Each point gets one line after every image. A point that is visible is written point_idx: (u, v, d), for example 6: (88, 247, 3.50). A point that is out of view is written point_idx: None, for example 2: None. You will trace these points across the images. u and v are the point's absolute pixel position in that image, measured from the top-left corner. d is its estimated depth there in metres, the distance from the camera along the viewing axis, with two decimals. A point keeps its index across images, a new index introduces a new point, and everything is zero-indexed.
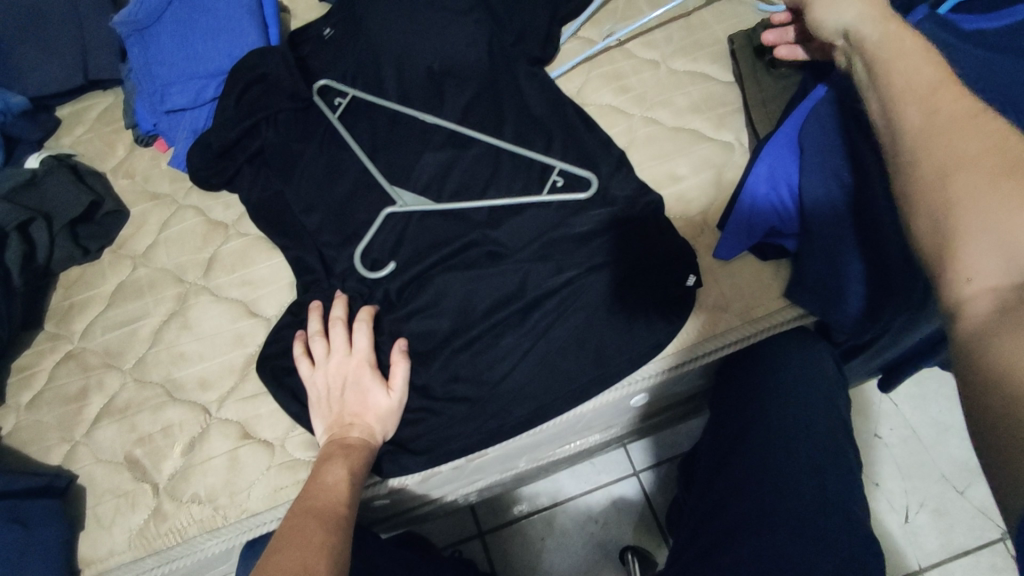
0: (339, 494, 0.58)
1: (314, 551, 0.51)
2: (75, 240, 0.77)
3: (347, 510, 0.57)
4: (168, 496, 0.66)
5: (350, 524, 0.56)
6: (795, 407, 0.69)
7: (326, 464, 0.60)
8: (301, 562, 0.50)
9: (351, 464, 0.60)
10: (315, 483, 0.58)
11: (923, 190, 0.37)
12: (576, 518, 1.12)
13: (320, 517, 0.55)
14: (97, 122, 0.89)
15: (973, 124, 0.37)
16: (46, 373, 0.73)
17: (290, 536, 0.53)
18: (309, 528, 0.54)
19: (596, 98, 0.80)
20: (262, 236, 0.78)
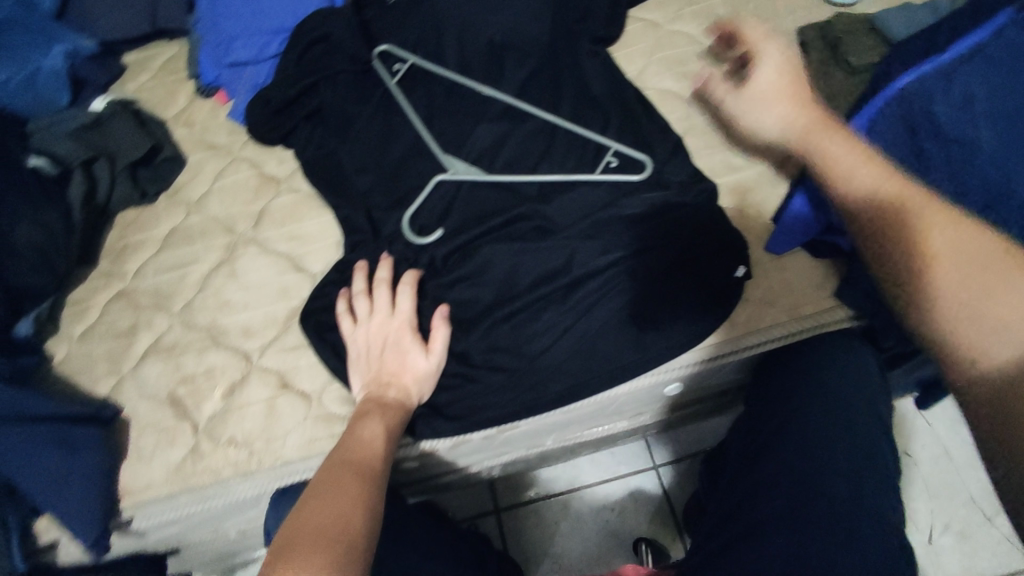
0: (375, 450, 0.59)
1: (350, 501, 0.53)
2: (134, 182, 0.80)
3: (383, 466, 0.58)
4: (206, 437, 0.68)
5: (385, 480, 0.57)
6: (835, 409, 0.69)
7: (363, 420, 0.61)
8: (338, 512, 0.51)
9: (387, 421, 0.61)
10: (352, 438, 0.59)
11: (917, 282, 0.47)
12: (591, 505, 1.12)
13: (357, 471, 0.56)
14: (161, 71, 0.91)
15: (937, 219, 0.47)
16: (98, 308, 0.76)
17: (328, 487, 0.54)
18: (347, 480, 0.55)
19: (655, 82, 0.79)
20: (314, 193, 0.79)
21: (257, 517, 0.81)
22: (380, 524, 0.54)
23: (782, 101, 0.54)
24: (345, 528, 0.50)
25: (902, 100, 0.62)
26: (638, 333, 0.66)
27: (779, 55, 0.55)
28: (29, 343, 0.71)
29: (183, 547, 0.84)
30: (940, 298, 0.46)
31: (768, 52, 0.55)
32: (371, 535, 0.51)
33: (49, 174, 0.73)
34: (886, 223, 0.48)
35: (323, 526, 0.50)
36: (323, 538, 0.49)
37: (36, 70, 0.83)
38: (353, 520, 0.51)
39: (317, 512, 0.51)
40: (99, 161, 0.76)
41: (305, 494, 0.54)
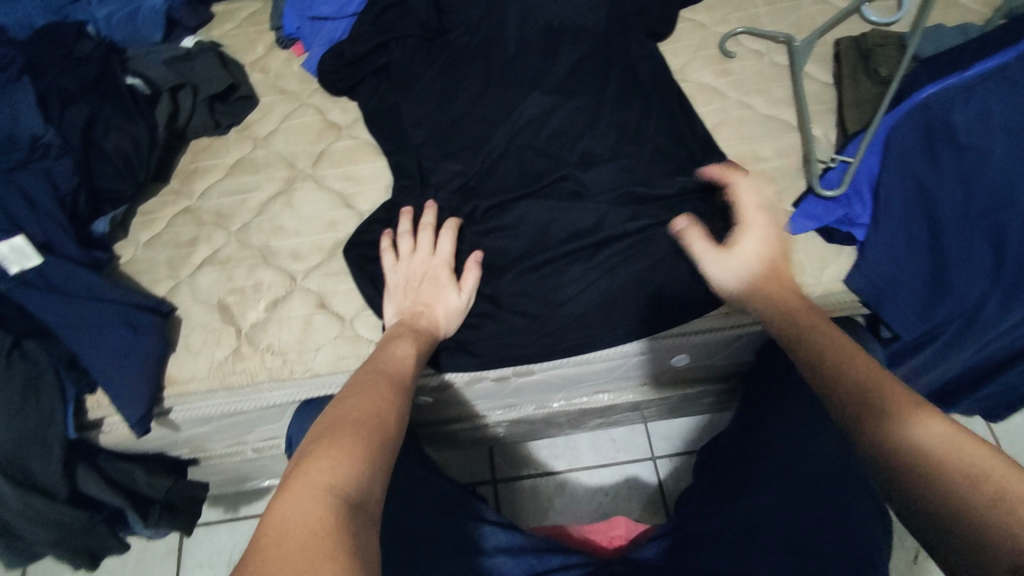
0: (406, 365, 0.64)
1: (383, 400, 0.58)
2: (211, 114, 0.88)
3: (412, 379, 0.63)
4: (248, 341, 0.74)
5: (412, 392, 0.63)
6: None
7: (396, 340, 0.66)
8: (375, 412, 0.57)
9: (418, 345, 0.67)
10: (385, 352, 0.65)
11: (836, 374, 0.50)
12: (587, 487, 1.15)
13: (390, 377, 0.61)
14: (245, 22, 0.99)
15: (842, 340, 0.53)
16: (164, 221, 0.83)
17: (365, 386, 0.60)
18: (380, 383, 0.60)
19: (697, 76, 0.85)
20: (370, 142, 0.86)
21: (279, 433, 0.87)
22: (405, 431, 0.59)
23: (756, 275, 0.60)
24: (378, 429, 0.55)
25: (923, 108, 0.68)
26: (655, 295, 0.71)
27: (770, 230, 0.63)
28: (101, 241, 0.78)
29: (205, 455, 0.90)
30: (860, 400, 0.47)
31: (756, 230, 0.63)
32: (399, 440, 0.57)
33: (143, 93, 0.82)
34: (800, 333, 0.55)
35: (362, 424, 0.55)
36: (361, 434, 0.54)
37: (138, 7, 0.91)
38: (388, 423, 0.56)
39: (354, 412, 0.56)
40: (184, 91, 0.85)
41: (342, 394, 0.59)
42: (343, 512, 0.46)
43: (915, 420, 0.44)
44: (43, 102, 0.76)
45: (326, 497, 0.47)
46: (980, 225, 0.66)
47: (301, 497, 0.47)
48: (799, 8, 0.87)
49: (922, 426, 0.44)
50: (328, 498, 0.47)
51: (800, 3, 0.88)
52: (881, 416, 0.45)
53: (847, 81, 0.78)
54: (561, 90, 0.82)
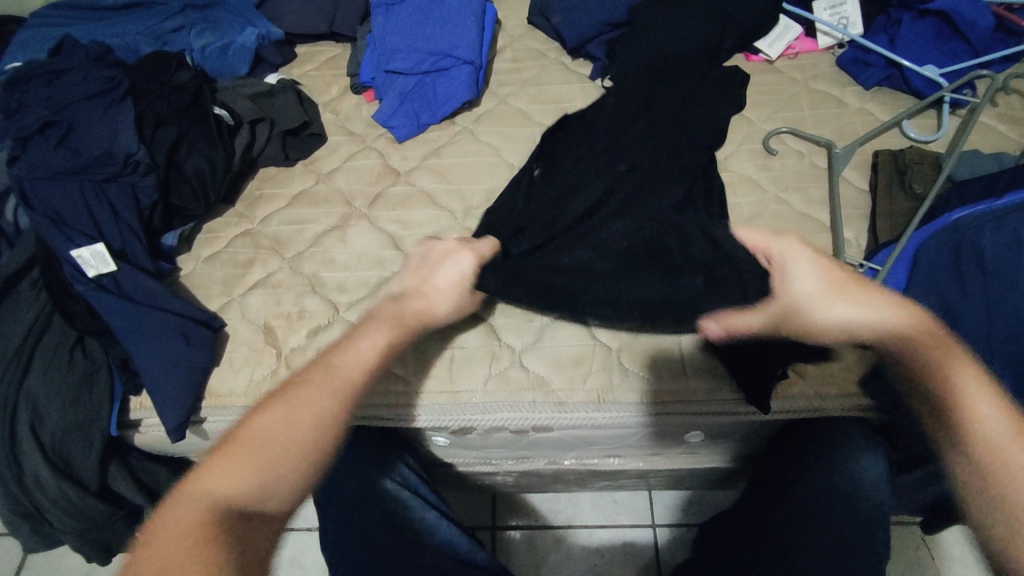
0: (360, 361, 0.63)
1: (305, 408, 0.58)
2: (283, 146, 0.94)
3: (359, 379, 0.62)
4: (287, 363, 0.78)
5: (359, 392, 0.61)
6: (840, 479, 0.77)
7: (366, 329, 0.66)
8: (284, 419, 0.57)
9: (387, 337, 0.65)
10: (348, 343, 0.64)
11: (907, 334, 0.63)
12: (584, 546, 1.15)
13: (331, 380, 0.60)
14: (324, 64, 1.07)
15: (888, 304, 0.64)
16: (225, 240, 0.89)
17: (296, 388, 0.59)
18: (315, 384, 0.60)
19: (738, 168, 0.89)
20: (424, 190, 0.91)
21: None
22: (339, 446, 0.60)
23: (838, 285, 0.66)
24: (295, 457, 0.56)
25: (952, 229, 0.73)
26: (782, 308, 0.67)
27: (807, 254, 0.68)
28: (168, 253, 0.85)
29: None
30: (928, 357, 0.62)
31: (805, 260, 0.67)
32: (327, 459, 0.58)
33: (227, 123, 0.89)
34: (878, 330, 0.63)
35: (278, 449, 0.56)
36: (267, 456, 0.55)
37: (231, 42, 1.00)
38: (314, 446, 0.57)
39: (275, 429, 0.57)
40: (263, 124, 0.92)
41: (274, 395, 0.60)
42: (216, 538, 0.50)
43: (959, 380, 0.60)
44: (139, 122, 0.84)
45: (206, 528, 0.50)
46: (1004, 348, 0.68)
47: (181, 503, 0.52)
48: (842, 115, 0.92)
49: (965, 378, 0.60)
50: (207, 530, 0.50)
51: (846, 111, 0.93)
52: (944, 365, 0.61)
53: (892, 209, 0.80)
54: (642, 200, 0.84)
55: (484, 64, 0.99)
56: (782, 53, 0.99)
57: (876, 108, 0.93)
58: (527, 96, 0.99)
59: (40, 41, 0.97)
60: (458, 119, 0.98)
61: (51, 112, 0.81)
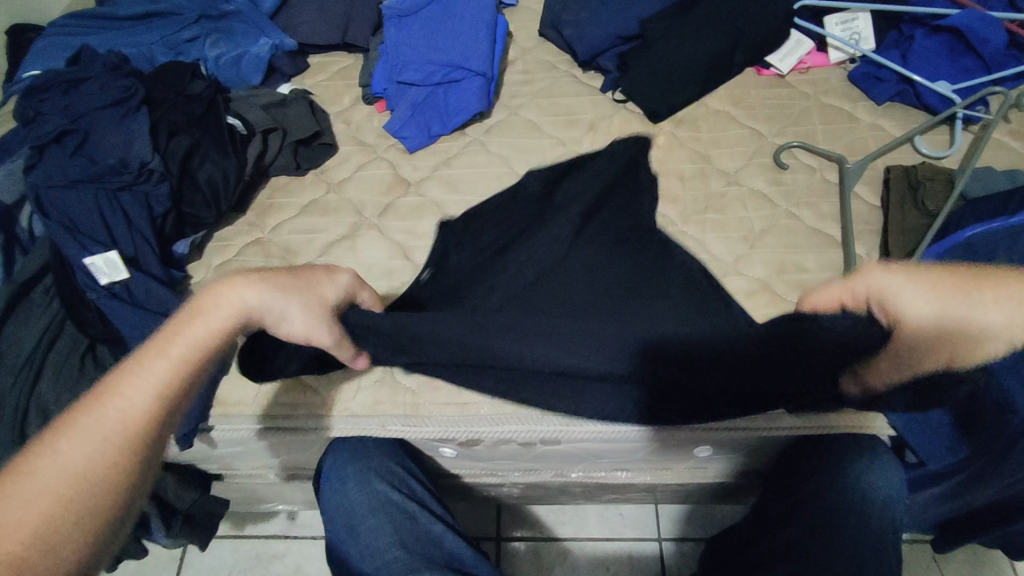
0: (153, 382, 0.49)
1: (78, 451, 0.45)
2: (294, 156, 0.95)
3: (152, 409, 0.48)
4: (295, 372, 0.78)
5: (155, 425, 0.48)
6: (854, 496, 0.75)
7: (163, 342, 0.51)
8: (49, 473, 0.44)
9: (194, 353, 0.51)
10: (138, 361, 0.50)
11: (944, 311, 0.55)
12: (590, 559, 1.15)
13: (115, 411, 0.47)
14: (336, 74, 1.07)
15: (921, 282, 0.56)
16: (236, 248, 0.89)
17: (68, 428, 0.46)
18: (94, 419, 0.46)
19: (749, 182, 0.89)
20: (435, 201, 0.92)
21: (305, 463, 0.90)
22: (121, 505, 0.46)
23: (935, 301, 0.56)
24: (68, 520, 0.43)
25: (966, 247, 0.71)
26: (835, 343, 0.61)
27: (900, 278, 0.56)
28: (179, 261, 0.85)
29: (230, 474, 0.93)
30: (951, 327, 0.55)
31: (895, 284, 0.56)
32: (93, 525, 0.44)
33: (240, 133, 0.90)
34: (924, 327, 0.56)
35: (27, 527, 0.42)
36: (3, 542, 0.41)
37: (245, 52, 1.01)
38: (88, 512, 0.44)
39: (23, 504, 0.42)
40: (275, 133, 0.93)
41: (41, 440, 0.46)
42: None
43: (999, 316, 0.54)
44: (153, 131, 0.84)
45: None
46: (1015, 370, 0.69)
47: None
48: (854, 130, 0.92)
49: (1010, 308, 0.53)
50: None
51: (857, 125, 0.93)
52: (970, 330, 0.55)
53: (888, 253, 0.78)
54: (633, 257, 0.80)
55: (495, 76, 1.00)
56: (793, 67, 0.99)
57: (888, 123, 0.93)
58: (538, 108, 1.00)
59: (57, 50, 0.98)
60: (469, 130, 0.99)
61: (68, 121, 0.83)
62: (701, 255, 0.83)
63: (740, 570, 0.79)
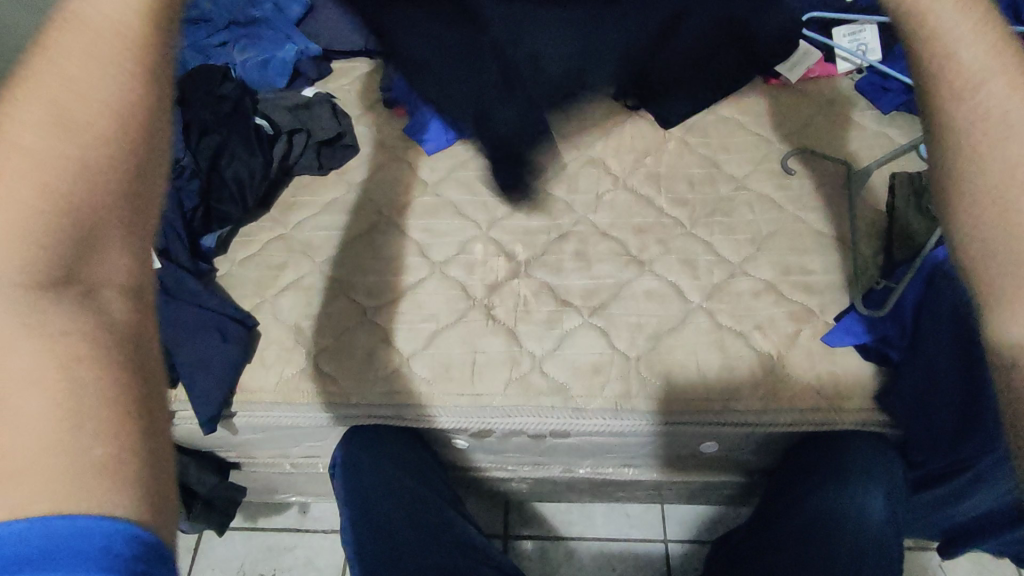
0: (98, 84, 0.36)
1: (74, 154, 0.36)
2: (317, 156, 0.99)
3: (124, 112, 0.37)
4: (315, 363, 0.82)
5: (140, 119, 0.38)
6: (852, 494, 0.78)
7: (66, 41, 0.36)
8: (52, 191, 0.36)
9: (98, 53, 0.36)
10: (56, 60, 0.36)
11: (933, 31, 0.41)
12: (596, 558, 1.16)
13: (78, 114, 0.36)
14: (358, 79, 1.11)
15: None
16: (259, 243, 0.93)
17: (29, 138, 0.35)
18: (63, 129, 0.36)
19: (756, 186, 0.92)
20: (450, 202, 0.95)
21: (322, 452, 0.93)
22: (165, 155, 0.41)
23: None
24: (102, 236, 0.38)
25: None
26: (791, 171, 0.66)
27: None
28: (206, 254, 0.90)
29: (248, 463, 0.96)
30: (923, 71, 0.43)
31: None
32: (145, 182, 0.39)
33: (266, 133, 0.95)
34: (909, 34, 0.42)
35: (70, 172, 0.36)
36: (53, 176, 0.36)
37: (271, 58, 1.06)
38: (116, 240, 0.38)
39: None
40: (299, 135, 0.97)
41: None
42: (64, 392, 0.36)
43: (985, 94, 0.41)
44: (185, 130, 0.90)
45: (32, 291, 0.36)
46: None
47: None
48: (860, 139, 0.95)
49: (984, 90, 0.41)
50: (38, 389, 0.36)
51: (863, 134, 0.95)
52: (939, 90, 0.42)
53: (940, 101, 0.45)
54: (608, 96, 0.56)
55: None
56: (802, 77, 1.02)
57: (894, 132, 0.95)
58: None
59: None
60: None
61: None
62: (708, 255, 0.86)
63: (740, 562, 0.82)
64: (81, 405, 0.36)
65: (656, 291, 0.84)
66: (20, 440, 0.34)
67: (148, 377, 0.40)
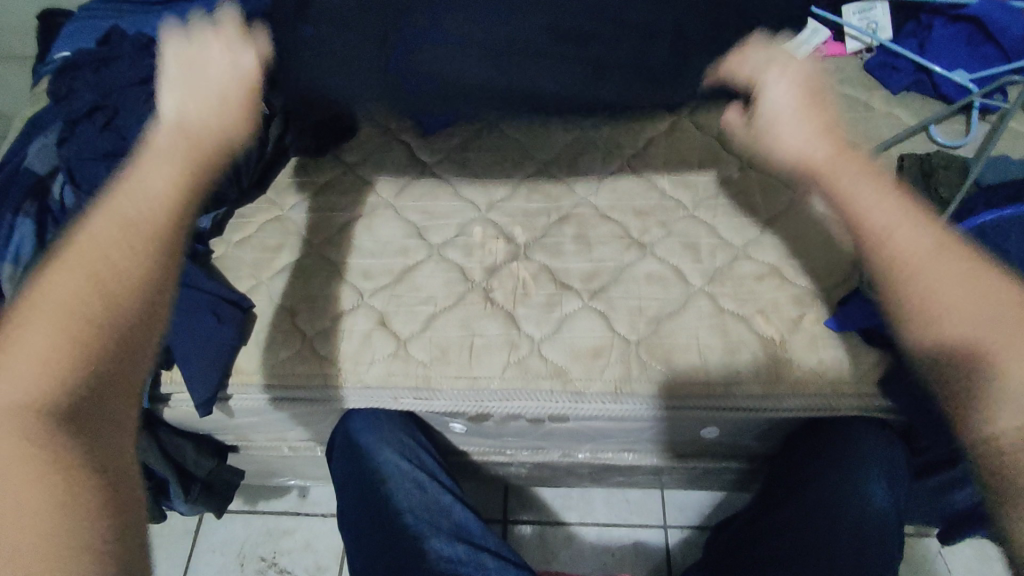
0: (151, 205, 0.56)
1: (73, 274, 0.52)
2: (313, 138, 0.97)
3: (155, 227, 0.56)
4: (311, 345, 0.80)
5: (156, 238, 0.56)
6: (855, 480, 0.77)
7: (150, 171, 0.58)
8: (73, 289, 0.52)
9: (177, 176, 0.58)
10: (132, 187, 0.57)
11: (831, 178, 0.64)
12: (596, 544, 1.16)
13: (123, 229, 0.55)
14: None
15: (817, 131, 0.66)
16: (255, 225, 0.91)
17: (84, 249, 0.53)
18: (104, 241, 0.54)
19: (761, 169, 0.90)
20: (449, 183, 0.94)
21: (319, 436, 0.92)
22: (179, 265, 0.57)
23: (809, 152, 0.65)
24: (76, 338, 0.50)
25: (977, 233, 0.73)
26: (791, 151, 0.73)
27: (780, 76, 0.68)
28: (202, 235, 0.88)
29: (245, 446, 0.95)
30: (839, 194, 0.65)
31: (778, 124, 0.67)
32: (161, 302, 0.55)
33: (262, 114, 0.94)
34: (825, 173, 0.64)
35: (95, 301, 0.52)
36: (101, 315, 0.52)
37: None
38: (90, 352, 0.51)
39: (24, 357, 0.50)
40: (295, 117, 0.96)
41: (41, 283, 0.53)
42: (58, 427, 0.48)
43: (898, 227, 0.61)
44: None
45: (61, 390, 0.49)
46: None
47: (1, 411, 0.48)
48: (867, 120, 0.93)
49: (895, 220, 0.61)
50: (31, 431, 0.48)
51: (870, 115, 0.93)
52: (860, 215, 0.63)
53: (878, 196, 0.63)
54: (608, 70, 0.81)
55: None
56: None
57: (903, 113, 0.93)
58: None
59: (90, 32, 1.02)
60: None
61: (100, 97, 0.86)
62: (711, 239, 0.85)
63: (739, 548, 0.80)
64: (59, 456, 0.47)
65: (658, 274, 0.83)
66: (14, 502, 0.46)
67: (118, 467, 0.50)
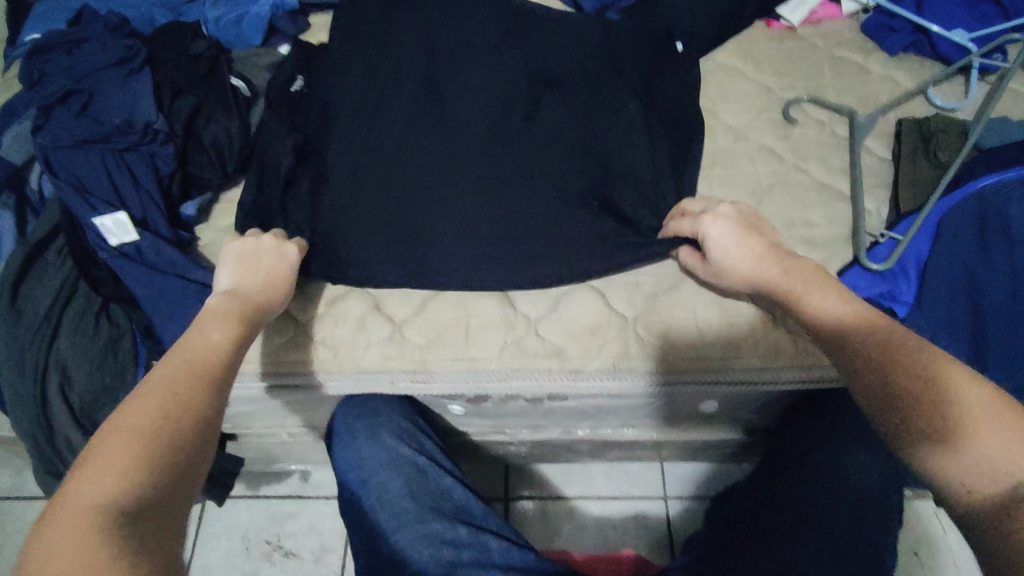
0: (219, 348, 0.57)
1: (154, 399, 0.51)
2: None
3: (226, 367, 0.56)
4: (305, 331, 0.79)
5: (227, 378, 0.56)
6: (853, 450, 0.77)
7: (210, 325, 0.59)
8: (156, 415, 0.50)
9: (236, 329, 0.60)
10: (196, 336, 0.57)
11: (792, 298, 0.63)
12: (597, 517, 1.17)
13: (190, 367, 0.54)
14: None
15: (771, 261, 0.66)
16: None
17: (156, 383, 0.52)
18: (180, 375, 0.53)
19: (757, 137, 0.88)
20: None
21: (317, 421, 0.92)
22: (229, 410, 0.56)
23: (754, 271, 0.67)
24: (155, 458, 0.48)
25: (978, 198, 0.72)
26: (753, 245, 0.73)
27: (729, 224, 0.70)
28: (187, 223, 0.85)
29: (243, 433, 0.95)
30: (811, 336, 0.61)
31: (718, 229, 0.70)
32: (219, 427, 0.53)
33: (244, 95, 0.90)
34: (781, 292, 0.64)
35: (179, 430, 0.50)
36: (161, 454, 0.48)
37: (245, 12, 0.99)
38: (164, 463, 0.48)
39: (96, 484, 0.46)
40: None
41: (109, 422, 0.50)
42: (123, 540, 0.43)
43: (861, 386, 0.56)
44: (157, 90, 0.85)
45: (104, 533, 0.43)
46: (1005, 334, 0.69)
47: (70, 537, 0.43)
48: (866, 83, 0.90)
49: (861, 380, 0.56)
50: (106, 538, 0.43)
51: (868, 78, 0.91)
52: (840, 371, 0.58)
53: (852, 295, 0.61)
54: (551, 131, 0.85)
55: None
56: (805, 20, 0.97)
57: (901, 75, 0.91)
58: None
59: (59, 12, 0.98)
60: None
61: (72, 81, 0.82)
62: None
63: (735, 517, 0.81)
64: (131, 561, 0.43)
65: None
66: None
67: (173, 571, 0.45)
